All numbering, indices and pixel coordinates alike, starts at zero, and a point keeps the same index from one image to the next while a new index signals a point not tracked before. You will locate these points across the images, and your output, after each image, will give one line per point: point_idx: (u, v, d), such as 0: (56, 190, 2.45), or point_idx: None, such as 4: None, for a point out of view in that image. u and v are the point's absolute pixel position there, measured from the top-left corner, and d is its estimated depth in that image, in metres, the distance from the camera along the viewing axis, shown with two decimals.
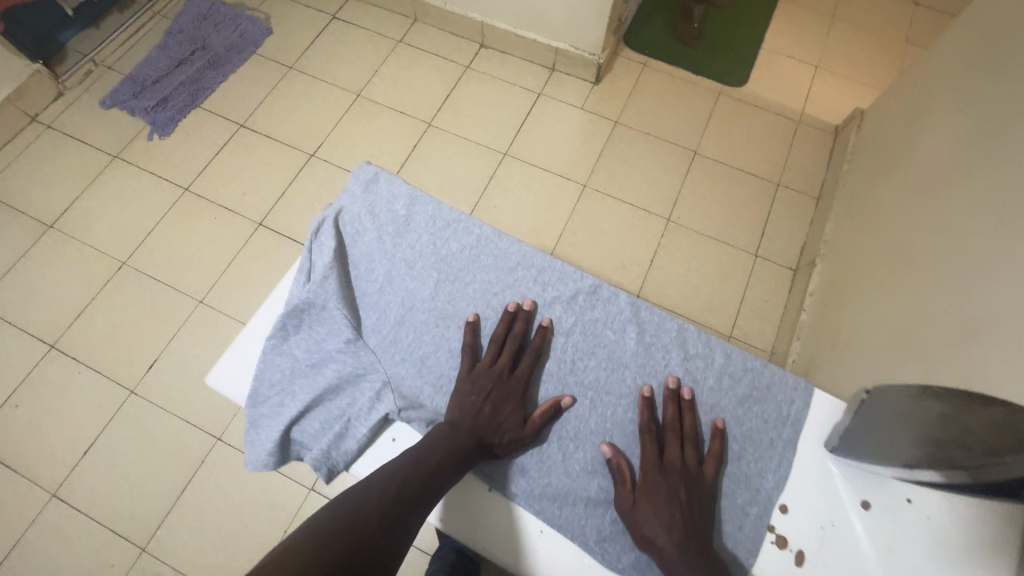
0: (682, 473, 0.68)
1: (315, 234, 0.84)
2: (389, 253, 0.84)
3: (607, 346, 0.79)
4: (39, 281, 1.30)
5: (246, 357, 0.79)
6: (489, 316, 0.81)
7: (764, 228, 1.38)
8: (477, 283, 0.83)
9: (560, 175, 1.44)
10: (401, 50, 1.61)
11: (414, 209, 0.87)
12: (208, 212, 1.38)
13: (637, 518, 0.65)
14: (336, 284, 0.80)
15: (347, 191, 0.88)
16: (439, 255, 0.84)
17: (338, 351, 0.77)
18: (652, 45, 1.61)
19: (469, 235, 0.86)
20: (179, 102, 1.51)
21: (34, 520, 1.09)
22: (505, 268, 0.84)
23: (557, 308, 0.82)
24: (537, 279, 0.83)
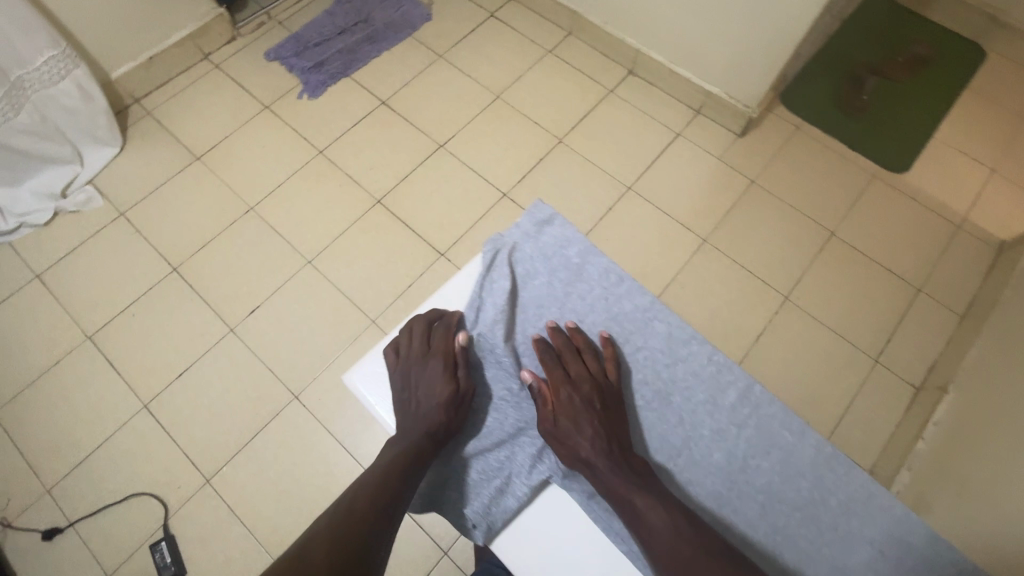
0: (586, 391, 0.73)
1: (487, 267, 0.83)
2: (560, 302, 0.82)
3: (782, 448, 0.75)
4: (177, 206, 1.41)
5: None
6: (659, 387, 0.78)
7: (892, 333, 1.26)
8: (648, 350, 0.80)
9: (680, 222, 1.38)
10: (548, 60, 1.60)
11: (588, 257, 0.85)
12: (334, 177, 1.44)
13: (560, 435, 0.71)
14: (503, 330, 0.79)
15: (518, 227, 0.86)
16: (610, 315, 0.82)
17: (502, 398, 0.77)
18: (808, 108, 1.51)
19: (642, 297, 0.83)
20: (332, 69, 1.58)
21: (122, 424, 1.18)
22: (679, 339, 0.80)
23: (732, 395, 0.77)
24: (713, 358, 0.79)
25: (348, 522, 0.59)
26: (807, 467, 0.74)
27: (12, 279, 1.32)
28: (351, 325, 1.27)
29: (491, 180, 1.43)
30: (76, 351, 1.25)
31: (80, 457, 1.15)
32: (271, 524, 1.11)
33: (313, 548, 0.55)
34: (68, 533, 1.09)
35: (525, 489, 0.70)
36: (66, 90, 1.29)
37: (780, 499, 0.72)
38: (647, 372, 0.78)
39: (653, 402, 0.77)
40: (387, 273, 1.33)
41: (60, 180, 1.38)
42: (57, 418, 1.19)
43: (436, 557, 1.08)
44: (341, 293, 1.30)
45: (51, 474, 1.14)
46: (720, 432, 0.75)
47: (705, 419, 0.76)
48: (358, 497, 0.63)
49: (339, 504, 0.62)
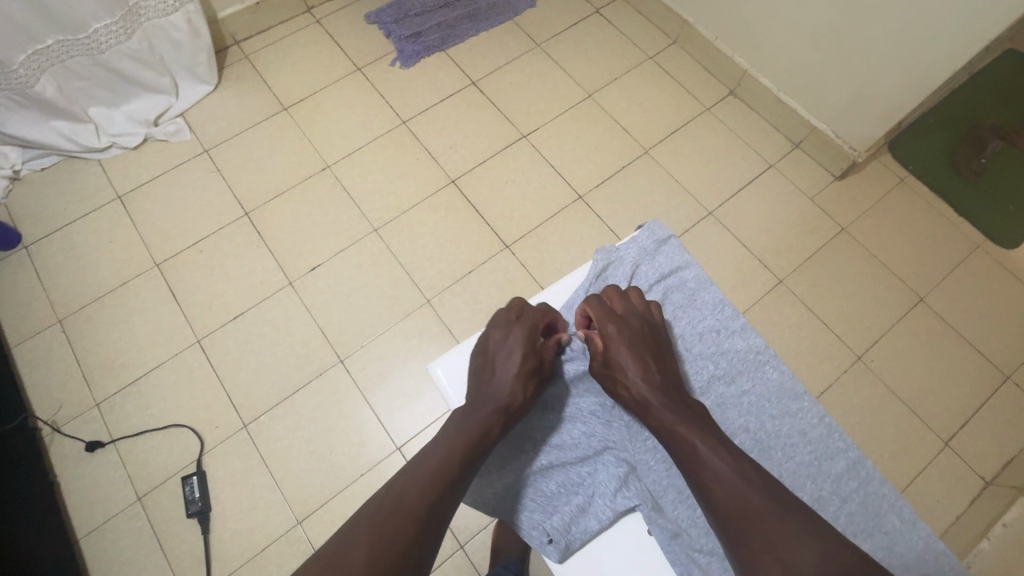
0: (633, 325, 0.67)
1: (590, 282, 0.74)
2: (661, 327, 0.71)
3: (888, 538, 0.59)
4: (258, 152, 1.42)
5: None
6: (759, 437, 0.64)
7: (969, 418, 1.17)
8: (755, 396, 0.66)
9: (758, 258, 1.31)
10: (648, 67, 1.54)
11: (701, 282, 0.73)
12: (413, 150, 1.43)
13: (612, 372, 0.66)
14: None
15: (634, 240, 0.75)
16: (713, 348, 0.69)
17: (590, 411, 0.70)
18: (919, 162, 1.40)
19: (755, 338, 0.69)
20: (429, 41, 1.56)
21: (174, 354, 1.21)
22: (789, 391, 0.66)
23: (841, 464, 0.62)
24: (826, 417, 0.64)
25: (387, 529, 0.53)
26: (915, 565, 0.58)
27: (96, 195, 1.36)
28: (406, 300, 1.27)
29: (568, 180, 1.39)
30: (143, 276, 1.28)
31: (131, 378, 1.19)
32: (297, 481, 1.11)
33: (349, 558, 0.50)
34: (109, 449, 1.13)
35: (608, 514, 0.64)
36: (176, 22, 1.31)
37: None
38: (748, 418, 0.65)
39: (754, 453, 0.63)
40: (449, 256, 1.31)
41: (155, 110, 1.42)
42: (116, 336, 1.22)
43: (452, 549, 1.06)
44: (401, 267, 1.30)
45: (103, 389, 1.18)
46: (820, 501, 0.61)
47: (806, 484, 0.61)
48: (401, 501, 0.55)
49: (377, 507, 0.55)
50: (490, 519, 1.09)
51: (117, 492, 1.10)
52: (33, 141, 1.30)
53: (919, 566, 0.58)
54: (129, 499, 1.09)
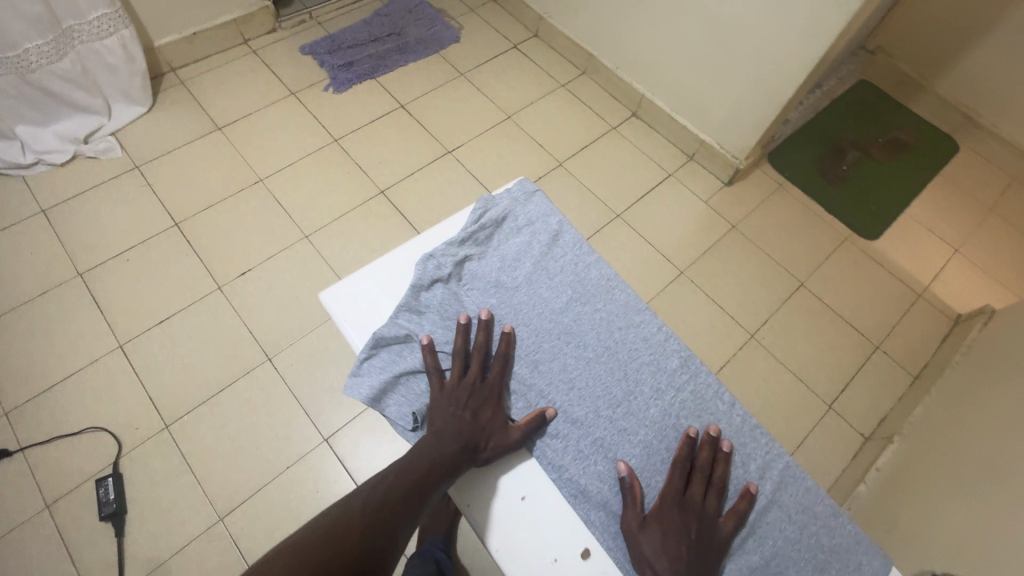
0: (692, 517, 0.64)
1: (475, 219, 0.81)
2: (535, 261, 0.79)
3: (712, 415, 0.71)
4: (190, 167, 1.48)
5: (375, 299, 0.75)
6: (608, 346, 0.74)
7: (848, 383, 1.32)
8: (605, 312, 0.76)
9: (662, 253, 1.46)
10: (560, 93, 1.73)
11: (563, 224, 0.82)
12: (344, 165, 1.52)
13: (636, 537, 0.63)
14: (480, 269, 0.78)
15: (506, 192, 0.84)
16: (579, 280, 0.78)
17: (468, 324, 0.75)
18: (793, 169, 1.62)
19: (608, 269, 0.79)
20: (361, 70, 1.70)
21: (94, 360, 1.20)
22: (634, 307, 0.77)
23: (674, 360, 0.74)
24: (661, 326, 0.76)
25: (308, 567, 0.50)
26: (733, 435, 0.71)
27: (18, 209, 1.36)
28: None
29: (490, 189, 1.52)
30: (64, 286, 1.28)
31: (45, 386, 1.16)
32: (221, 478, 1.11)
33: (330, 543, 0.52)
34: (17, 457, 1.09)
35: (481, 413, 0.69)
36: (111, 46, 1.38)
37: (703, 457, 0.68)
38: (601, 333, 0.75)
39: (601, 355, 0.73)
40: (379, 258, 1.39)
41: (85, 129, 1.45)
42: (31, 345, 1.20)
43: None
44: (331, 270, 1.36)
45: (14, 398, 1.15)
46: (657, 391, 0.72)
47: (647, 378, 0.72)
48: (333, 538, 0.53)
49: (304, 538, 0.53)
50: None
51: (23, 501, 1.05)
52: None
53: (735, 433, 0.71)
54: (36, 507, 1.05)
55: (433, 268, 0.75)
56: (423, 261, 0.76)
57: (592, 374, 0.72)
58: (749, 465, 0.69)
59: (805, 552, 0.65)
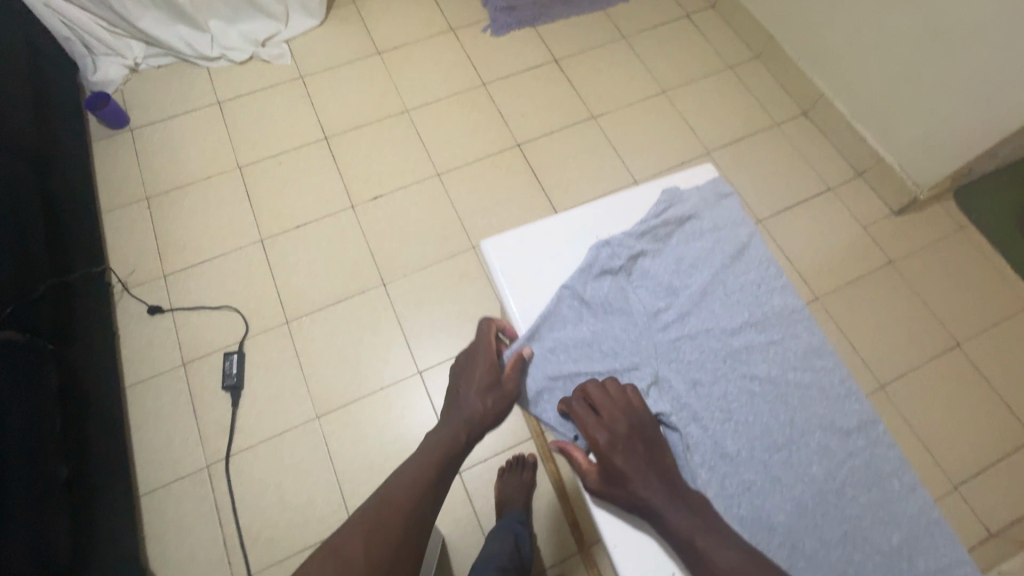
0: (622, 434, 0.60)
1: (658, 211, 0.72)
2: (713, 271, 0.69)
3: (882, 492, 0.60)
4: (346, 86, 1.54)
5: (539, 272, 0.70)
6: (779, 385, 0.64)
7: (986, 468, 1.15)
8: (784, 346, 0.66)
9: (798, 272, 1.33)
10: (725, 75, 1.58)
11: (753, 238, 0.72)
12: (487, 110, 1.51)
13: (618, 482, 0.58)
14: (650, 265, 0.70)
15: (696, 188, 0.74)
16: (761, 304, 0.68)
17: (630, 322, 0.67)
18: (982, 212, 1.39)
19: (795, 300, 0.68)
20: (522, 15, 1.65)
21: (239, 248, 1.32)
22: (817, 350, 0.66)
23: (852, 420, 0.63)
24: (845, 379, 0.64)
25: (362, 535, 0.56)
26: (904, 523, 0.59)
27: (199, 97, 1.50)
28: (453, 243, 1.34)
29: (627, 164, 1.45)
30: (225, 175, 1.41)
31: (197, 260, 1.31)
32: (323, 381, 1.20)
33: (340, 558, 0.54)
34: (167, 316, 1.25)
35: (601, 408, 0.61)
36: None
37: (865, 537, 0.58)
38: (783, 372, 0.64)
39: (770, 394, 0.63)
40: (502, 210, 1.38)
41: (265, 32, 1.55)
42: (191, 221, 1.35)
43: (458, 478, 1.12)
44: (455, 212, 1.38)
45: (172, 264, 1.30)
46: (826, 449, 0.61)
47: (815, 431, 0.62)
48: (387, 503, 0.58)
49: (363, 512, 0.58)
50: (499, 461, 1.14)
51: (166, 354, 1.21)
52: (158, 39, 1.45)
53: (910, 524, 0.59)
54: (175, 362, 1.21)
55: (606, 256, 0.69)
56: (598, 247, 0.69)
57: (756, 411, 0.62)
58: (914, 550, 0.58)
59: None
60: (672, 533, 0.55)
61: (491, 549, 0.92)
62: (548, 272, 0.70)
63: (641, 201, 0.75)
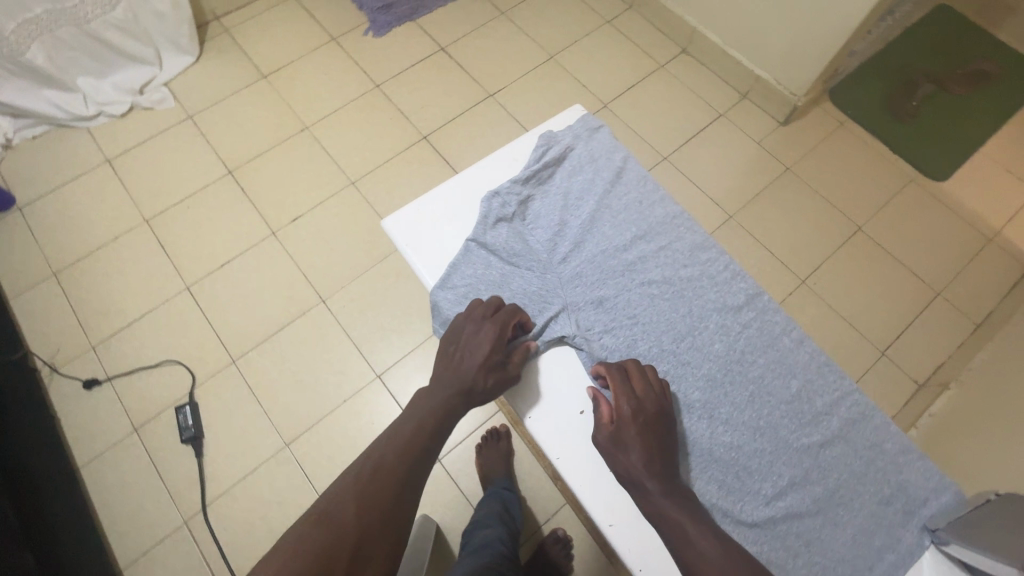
0: (648, 412, 0.63)
1: (539, 157, 0.79)
2: (597, 198, 0.77)
3: (779, 350, 0.70)
4: (239, 116, 1.51)
5: (440, 235, 0.76)
6: (673, 281, 0.73)
7: (904, 330, 1.27)
8: (670, 248, 0.75)
9: (710, 197, 1.42)
10: (606, 30, 1.65)
11: (629, 160, 0.80)
12: (387, 111, 1.52)
13: (612, 453, 0.61)
14: (542, 207, 0.77)
15: (569, 128, 0.82)
16: (645, 215, 0.76)
17: (534, 260, 0.74)
18: (856, 106, 1.52)
19: (673, 205, 0.77)
20: (399, 12, 1.66)
21: (166, 300, 1.29)
22: (701, 245, 0.75)
23: (742, 297, 0.72)
24: (729, 263, 0.74)
25: (369, 490, 0.51)
26: (805, 374, 0.69)
27: (86, 159, 1.44)
28: (383, 246, 1.35)
29: None
30: (133, 231, 1.36)
31: (124, 323, 1.26)
32: (284, 409, 1.19)
33: (332, 520, 0.49)
34: (105, 386, 1.20)
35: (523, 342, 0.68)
36: None
37: (768, 394, 0.68)
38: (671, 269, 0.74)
39: (668, 292, 0.72)
40: None
41: (139, 79, 1.49)
42: (108, 286, 1.30)
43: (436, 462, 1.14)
44: (378, 215, 1.38)
45: (99, 332, 1.25)
46: (723, 326, 0.71)
47: (712, 313, 0.71)
48: (382, 465, 0.54)
49: (362, 467, 0.54)
50: (473, 437, 1.17)
51: (114, 424, 1.17)
52: (25, 108, 1.38)
53: (808, 373, 0.69)
54: (125, 430, 1.17)
55: (498, 206, 0.75)
56: (488, 199, 0.75)
57: (657, 309, 0.71)
58: (816, 401, 0.68)
59: (874, 499, 0.64)
60: (659, 518, 0.57)
61: (478, 517, 0.95)
62: (450, 233, 0.76)
63: (522, 150, 0.82)
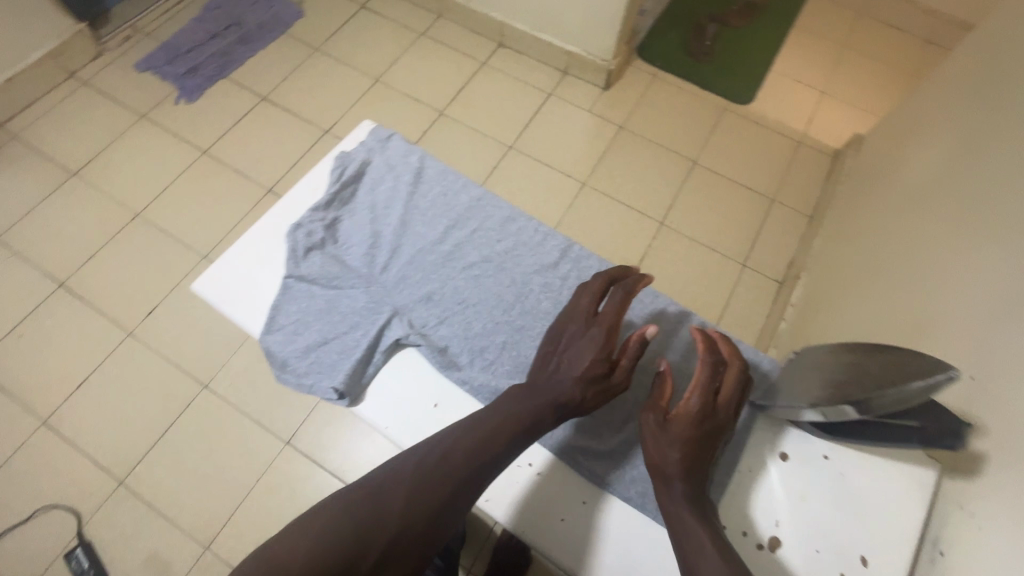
0: (713, 419, 0.69)
1: (336, 179, 0.81)
2: (403, 202, 0.82)
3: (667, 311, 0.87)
4: (56, 222, 1.37)
5: (247, 283, 0.75)
6: (494, 260, 0.78)
7: (755, 239, 1.41)
8: (483, 229, 0.81)
9: (561, 171, 1.49)
10: (423, 42, 1.68)
11: (425, 159, 0.85)
12: (223, 174, 1.45)
13: (649, 441, 0.70)
14: (345, 227, 0.80)
15: (361, 144, 0.85)
16: (457, 202, 0.82)
17: (355, 283, 0.76)
18: (661, 57, 1.67)
19: (475, 189, 0.84)
20: (208, 72, 1.59)
21: (19, 446, 1.14)
22: (510, 218, 0.82)
23: (556, 254, 0.80)
24: (539, 227, 0.81)
25: (423, 489, 0.58)
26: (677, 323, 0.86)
27: None
28: None
29: None
30: None
31: None
32: (193, 513, 1.10)
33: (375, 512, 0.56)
34: None
35: (355, 358, 0.68)
36: None
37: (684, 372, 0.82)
38: (483, 254, 0.79)
39: (491, 269, 0.77)
40: None
41: None
42: None
43: None
44: None
45: None
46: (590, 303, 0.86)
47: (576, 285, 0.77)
48: (449, 457, 0.60)
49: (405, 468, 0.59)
50: None
51: None
52: None
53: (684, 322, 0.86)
54: None
55: (304, 236, 0.76)
56: (293, 232, 0.76)
57: (484, 290, 0.76)
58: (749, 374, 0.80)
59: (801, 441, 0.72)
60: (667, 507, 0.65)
61: None
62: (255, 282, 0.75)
63: (319, 176, 0.82)
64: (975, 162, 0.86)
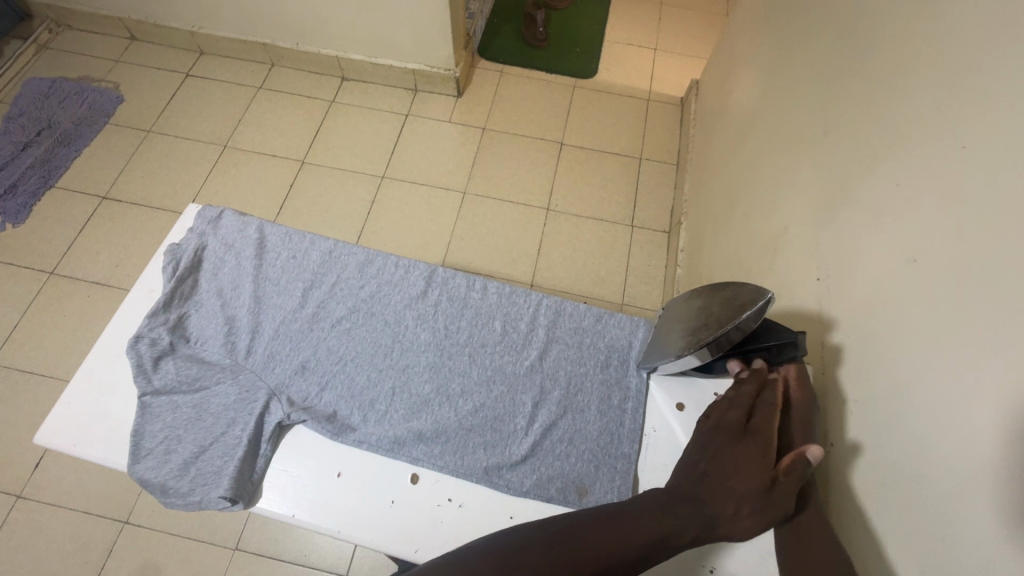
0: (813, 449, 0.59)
1: (172, 276, 0.76)
2: (253, 278, 0.78)
3: None
4: None
5: (101, 414, 0.67)
6: (361, 308, 0.77)
7: (635, 200, 1.48)
8: (343, 280, 0.79)
9: (440, 186, 1.49)
10: (263, 96, 1.62)
11: (266, 228, 0.83)
12: (79, 290, 1.32)
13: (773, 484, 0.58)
14: (198, 321, 0.75)
15: (191, 231, 0.81)
16: (309, 262, 0.80)
17: (221, 377, 0.71)
18: (502, 53, 1.72)
19: (325, 242, 0.82)
20: (30, 186, 1.43)
21: None
22: (367, 261, 0.81)
23: (421, 282, 0.79)
24: (397, 261, 0.81)
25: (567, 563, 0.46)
26: None
27: None
28: None
29: None
30: None
31: None
32: None
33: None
34: None
35: (240, 455, 0.63)
36: None
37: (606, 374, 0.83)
38: (349, 305, 0.77)
39: (359, 318, 0.76)
40: None
41: None
42: None
43: None
44: None
45: None
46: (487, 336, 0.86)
47: (449, 306, 0.77)
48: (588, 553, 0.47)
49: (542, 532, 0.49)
50: None
51: None
52: None
53: None
54: None
55: (148, 346, 0.70)
56: (133, 346, 0.69)
57: (358, 341, 0.74)
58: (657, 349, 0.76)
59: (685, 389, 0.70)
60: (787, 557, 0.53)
61: None
62: (106, 410, 0.67)
63: (154, 278, 0.77)
64: (781, 86, 0.95)
